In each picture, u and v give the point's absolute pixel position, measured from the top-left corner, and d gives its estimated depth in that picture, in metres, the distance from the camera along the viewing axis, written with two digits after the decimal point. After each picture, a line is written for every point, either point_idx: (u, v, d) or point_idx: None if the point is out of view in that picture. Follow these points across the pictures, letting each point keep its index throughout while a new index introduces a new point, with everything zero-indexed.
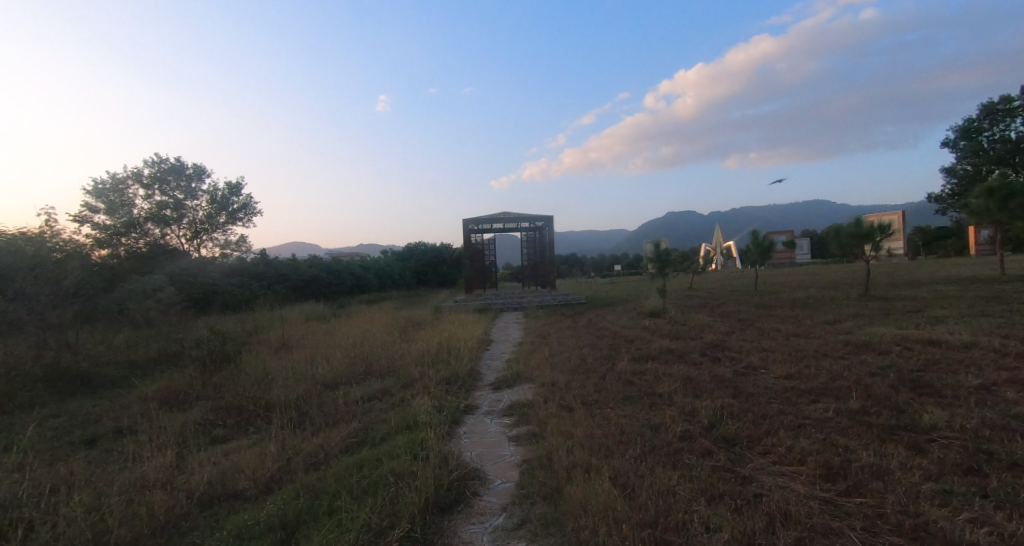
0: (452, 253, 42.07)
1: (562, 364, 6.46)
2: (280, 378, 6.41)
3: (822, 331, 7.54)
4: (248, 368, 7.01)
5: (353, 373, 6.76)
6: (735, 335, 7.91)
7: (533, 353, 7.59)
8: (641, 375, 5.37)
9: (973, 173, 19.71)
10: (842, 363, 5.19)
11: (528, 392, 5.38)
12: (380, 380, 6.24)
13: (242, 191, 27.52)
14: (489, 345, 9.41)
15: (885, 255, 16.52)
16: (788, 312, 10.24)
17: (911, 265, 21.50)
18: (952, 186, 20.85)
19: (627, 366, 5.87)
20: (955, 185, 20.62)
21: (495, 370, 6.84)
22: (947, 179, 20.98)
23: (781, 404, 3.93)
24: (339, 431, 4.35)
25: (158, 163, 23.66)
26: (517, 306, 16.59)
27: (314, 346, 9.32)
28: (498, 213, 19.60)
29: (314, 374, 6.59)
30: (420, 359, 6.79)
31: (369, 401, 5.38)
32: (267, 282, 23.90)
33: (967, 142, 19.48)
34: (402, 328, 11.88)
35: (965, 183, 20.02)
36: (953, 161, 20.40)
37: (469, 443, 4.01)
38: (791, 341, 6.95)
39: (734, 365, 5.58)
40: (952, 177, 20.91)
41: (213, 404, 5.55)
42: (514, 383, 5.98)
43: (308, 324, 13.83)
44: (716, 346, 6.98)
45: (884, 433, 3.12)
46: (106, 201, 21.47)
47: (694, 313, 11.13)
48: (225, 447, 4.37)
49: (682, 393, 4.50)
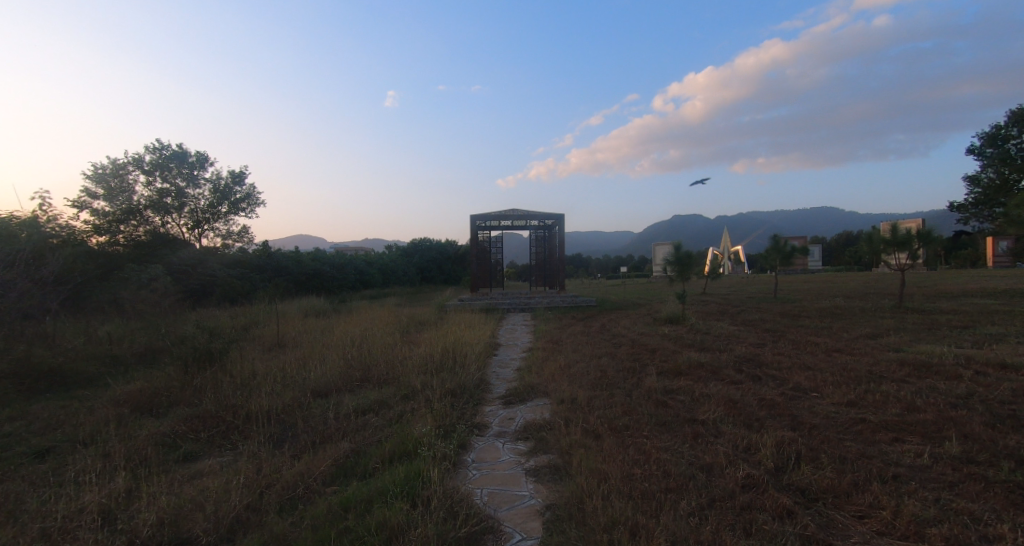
0: (457, 250, 41.50)
1: (581, 376, 5.79)
2: (267, 382, 5.79)
3: (866, 347, 6.83)
4: (233, 368, 6.38)
5: (348, 379, 6.13)
6: (767, 347, 7.21)
7: (546, 361, 6.93)
8: (673, 395, 4.71)
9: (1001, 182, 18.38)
10: (910, 389, 4.49)
11: (544, 410, 4.71)
12: (378, 388, 5.60)
13: (245, 181, 27.07)
14: (497, 350, 8.75)
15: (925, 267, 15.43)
16: (818, 323, 9.52)
17: (933, 276, 20.56)
18: (976, 196, 19.59)
19: (655, 382, 5.19)
20: (979, 194, 19.38)
21: (504, 381, 6.18)
22: (971, 188, 19.79)
23: (857, 443, 3.25)
24: (326, 454, 3.70)
25: (160, 149, 23.18)
26: (524, 307, 15.93)
27: (309, 346, 8.70)
28: (506, 209, 18.93)
29: (306, 379, 5.95)
30: (423, 366, 6.14)
31: (364, 415, 4.73)
32: (268, 274, 23.38)
33: (994, 150, 18.79)
34: (404, 327, 11.29)
35: (991, 193, 18.66)
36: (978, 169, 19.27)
37: (478, 477, 3.35)
38: (835, 357, 6.26)
39: (780, 386, 4.89)
40: (975, 187, 19.73)
41: (187, 411, 4.92)
42: (527, 397, 5.31)
43: (307, 320, 13.21)
44: (751, 361, 6.30)
45: (1013, 496, 2.44)
46: (105, 187, 20.97)
47: (716, 321, 10.43)
48: (192, 468, 3.73)
49: (729, 421, 3.83)
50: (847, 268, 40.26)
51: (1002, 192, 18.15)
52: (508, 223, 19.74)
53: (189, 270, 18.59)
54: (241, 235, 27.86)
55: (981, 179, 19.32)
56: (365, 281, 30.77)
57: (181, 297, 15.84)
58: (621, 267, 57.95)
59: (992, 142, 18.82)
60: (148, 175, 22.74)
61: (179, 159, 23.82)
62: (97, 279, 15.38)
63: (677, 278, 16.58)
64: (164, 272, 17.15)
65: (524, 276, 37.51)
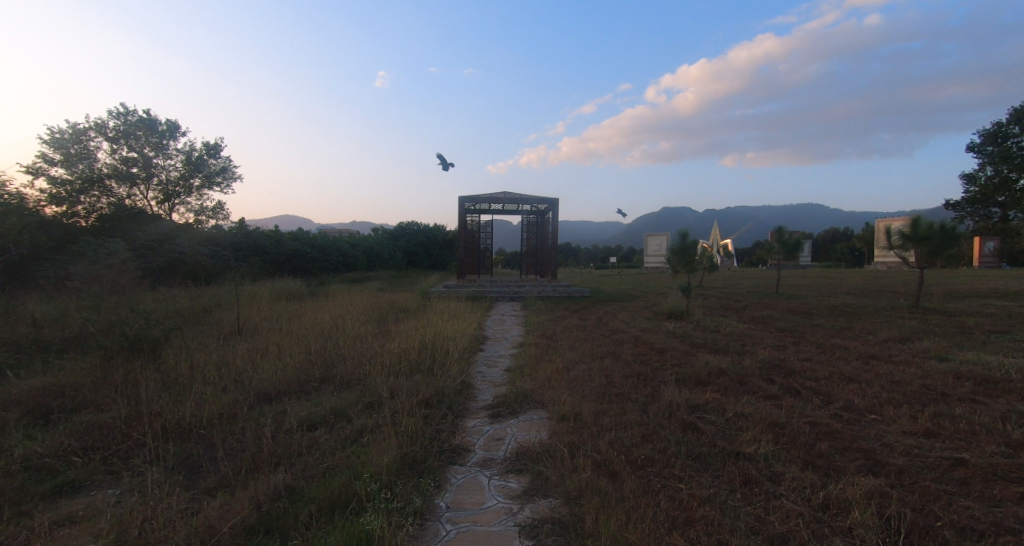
0: (445, 235, 40.37)
1: (582, 384, 4.88)
2: (203, 381, 4.75)
3: (903, 353, 6.00)
4: (168, 360, 5.32)
5: (306, 381, 5.13)
6: (789, 351, 6.34)
7: (540, 362, 6.00)
8: (701, 415, 3.79)
9: (999, 181, 16.80)
10: (994, 415, 3.63)
11: (541, 431, 3.79)
12: (338, 394, 4.62)
13: (220, 153, 25.57)
14: (483, 345, 7.78)
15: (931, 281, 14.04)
16: (835, 323, 8.69)
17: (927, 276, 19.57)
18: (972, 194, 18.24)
19: (675, 394, 4.29)
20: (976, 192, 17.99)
21: (490, 386, 5.23)
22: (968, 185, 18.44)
23: (977, 502, 2.37)
24: (247, 494, 2.71)
25: (126, 115, 21.57)
26: (513, 296, 14.96)
27: (271, 334, 7.66)
28: (498, 192, 17.83)
29: (253, 379, 4.93)
30: (394, 366, 5.15)
31: (314, 430, 3.75)
32: (242, 253, 22.07)
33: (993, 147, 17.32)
34: (383, 315, 10.30)
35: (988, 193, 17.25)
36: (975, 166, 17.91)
37: (450, 539, 2.39)
38: (874, 365, 5.42)
39: (829, 405, 4.00)
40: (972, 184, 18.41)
41: (90, 418, 3.88)
42: (518, 410, 4.38)
43: (277, 304, 12.13)
44: (778, 367, 5.41)
45: None
46: (63, 153, 19.45)
47: (722, 318, 9.57)
48: (64, 507, 2.74)
49: (786, 457, 2.93)
50: (835, 263, 40.06)
51: (1003, 189, 16.59)
52: (498, 206, 18.69)
53: (154, 248, 17.24)
54: (216, 210, 26.43)
55: (978, 177, 17.82)
56: (347, 263, 29.46)
57: (141, 276, 14.57)
58: (611, 258, 57.26)
59: (992, 138, 17.34)
60: (113, 142, 21.20)
61: (148, 126, 22.26)
62: (48, 252, 14.06)
63: (679, 269, 15.64)
64: (125, 247, 15.83)
65: (512, 264, 36.52)
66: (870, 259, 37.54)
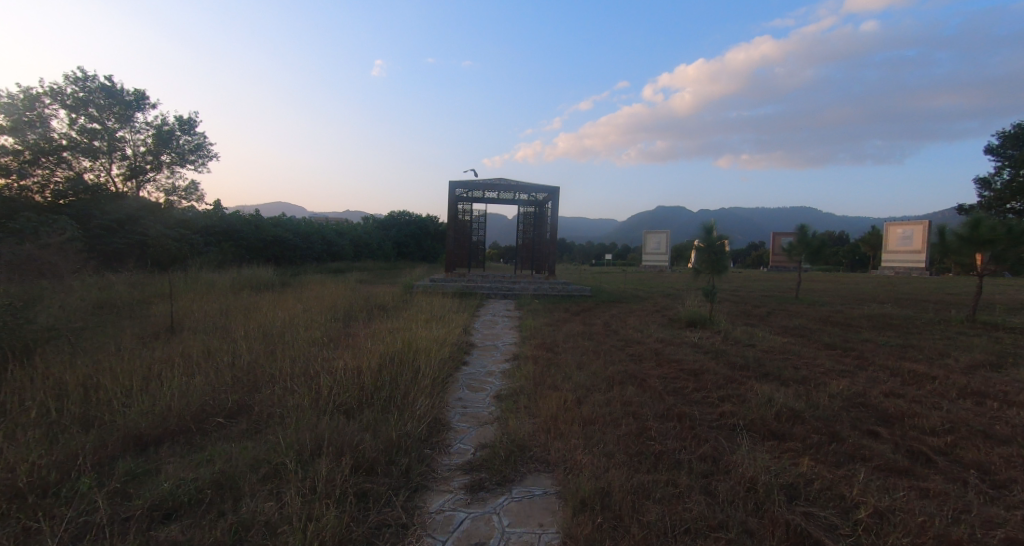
0: (437, 226, 38.82)
1: (603, 432, 3.40)
2: (43, 418, 3.19)
3: (1018, 389, 4.54)
4: (16, 379, 3.75)
5: (206, 416, 3.59)
6: (862, 379, 4.89)
7: (540, 389, 4.51)
8: (811, 513, 2.29)
9: (1019, 185, 14.96)
10: None
11: (549, 536, 2.29)
12: (240, 445, 3.06)
13: (194, 129, 23.85)
14: (467, 358, 6.24)
15: (966, 295, 12.65)
16: (889, 338, 7.28)
17: (940, 285, 17.99)
18: (986, 199, 16.49)
19: (751, 460, 2.82)
20: (991, 198, 16.20)
21: (471, 427, 3.72)
22: (983, 190, 16.67)
23: None
24: None
25: (85, 80, 19.79)
26: (507, 294, 13.48)
27: (202, 335, 6.11)
28: (493, 178, 16.23)
29: (125, 415, 3.38)
30: (335, 397, 3.63)
31: (166, 528, 2.21)
32: (215, 236, 20.39)
33: (1014, 150, 15.48)
34: (355, 313, 8.84)
35: (1006, 198, 15.40)
36: (992, 171, 16.13)
37: None
38: (999, 408, 3.94)
39: (1002, 491, 2.52)
40: (987, 189, 16.61)
41: None
42: (512, 480, 2.88)
43: (236, 295, 10.56)
44: (866, 407, 3.95)
45: None
46: (13, 120, 17.72)
47: (752, 329, 8.14)
48: None
49: None
50: (837, 266, 38.94)
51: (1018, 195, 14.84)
52: (493, 195, 17.16)
53: (113, 228, 15.63)
54: (189, 191, 24.70)
55: (995, 181, 16.06)
56: (331, 252, 27.78)
57: (88, 259, 12.94)
58: (606, 255, 56.17)
59: (1015, 141, 15.52)
60: (71, 111, 19.41)
61: (111, 95, 20.50)
62: None
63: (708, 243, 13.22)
64: (74, 226, 14.15)
65: (506, 258, 35.04)
66: (875, 263, 36.58)
